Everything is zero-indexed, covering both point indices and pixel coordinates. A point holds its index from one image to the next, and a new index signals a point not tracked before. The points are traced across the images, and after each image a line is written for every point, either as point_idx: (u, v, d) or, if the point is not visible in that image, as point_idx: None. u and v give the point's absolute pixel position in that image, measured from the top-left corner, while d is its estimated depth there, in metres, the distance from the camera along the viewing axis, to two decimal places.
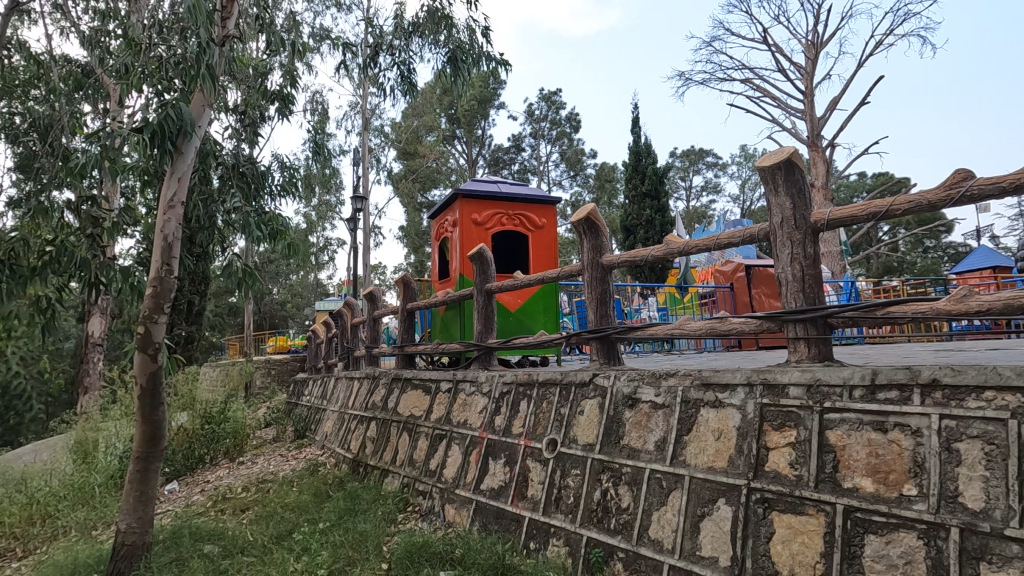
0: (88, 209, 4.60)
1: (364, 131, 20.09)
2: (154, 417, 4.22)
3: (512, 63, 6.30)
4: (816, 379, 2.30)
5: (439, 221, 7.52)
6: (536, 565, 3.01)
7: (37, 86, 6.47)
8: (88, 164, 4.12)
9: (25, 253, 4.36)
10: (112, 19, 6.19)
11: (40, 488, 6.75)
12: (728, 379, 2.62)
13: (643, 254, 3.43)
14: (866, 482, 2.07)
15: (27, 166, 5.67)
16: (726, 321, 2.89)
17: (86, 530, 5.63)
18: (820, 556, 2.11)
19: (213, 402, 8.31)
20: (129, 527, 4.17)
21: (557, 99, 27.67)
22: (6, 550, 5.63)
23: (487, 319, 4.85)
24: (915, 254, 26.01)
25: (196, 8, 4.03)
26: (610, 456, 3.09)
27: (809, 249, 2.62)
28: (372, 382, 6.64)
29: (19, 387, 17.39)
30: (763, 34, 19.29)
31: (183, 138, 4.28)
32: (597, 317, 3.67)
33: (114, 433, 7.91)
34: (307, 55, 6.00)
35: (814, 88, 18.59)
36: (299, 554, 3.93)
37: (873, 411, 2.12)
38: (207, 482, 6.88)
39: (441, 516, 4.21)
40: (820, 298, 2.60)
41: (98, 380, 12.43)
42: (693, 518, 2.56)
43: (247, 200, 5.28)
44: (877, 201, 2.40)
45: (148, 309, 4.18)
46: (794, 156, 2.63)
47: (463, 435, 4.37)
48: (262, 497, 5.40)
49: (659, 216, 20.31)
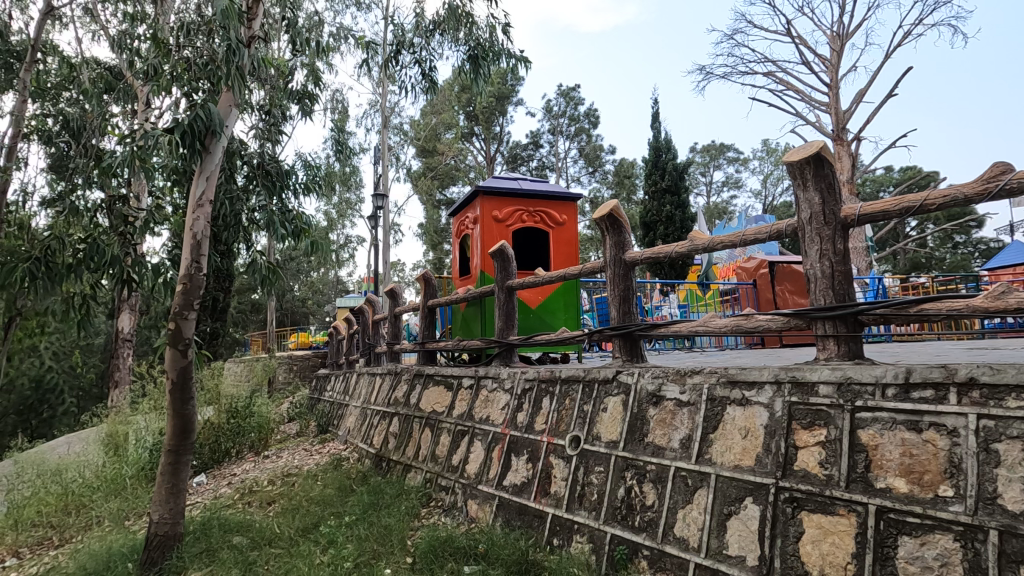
0: (120, 206, 4.72)
1: (384, 129, 20.26)
2: (184, 411, 4.31)
3: (532, 60, 6.26)
4: (847, 378, 2.26)
5: (460, 219, 7.55)
6: (560, 561, 3.02)
7: (68, 89, 6.67)
8: (119, 163, 4.22)
9: (62, 250, 4.51)
10: (140, 22, 6.33)
11: (74, 479, 6.98)
12: (755, 377, 2.60)
13: (665, 250, 3.38)
14: (900, 482, 2.04)
15: (60, 165, 5.85)
16: (751, 318, 2.84)
17: (119, 520, 5.79)
18: (851, 556, 2.08)
19: (238, 398, 8.46)
20: (161, 518, 4.29)
21: (575, 95, 27.56)
22: (43, 539, 5.84)
23: (508, 316, 4.84)
24: (944, 250, 25.38)
25: (228, 11, 4.15)
26: (634, 453, 3.08)
27: (838, 245, 2.57)
28: (394, 378, 6.69)
29: (52, 379, 18.00)
30: (786, 26, 19.03)
31: (212, 138, 4.37)
32: (620, 313, 3.64)
33: (143, 426, 8.12)
34: (329, 53, 6.06)
35: (839, 81, 18.27)
36: (326, 546, 3.97)
37: (906, 410, 2.08)
38: (233, 475, 7.02)
39: (464, 511, 4.24)
40: (850, 294, 2.54)
41: (128, 375, 12.75)
42: (719, 517, 2.53)
43: (272, 198, 5.36)
44: (910, 196, 2.34)
45: (178, 306, 4.28)
46: (824, 150, 2.59)
47: (486, 431, 4.40)
48: (288, 490, 5.49)
49: (679, 212, 20.15)
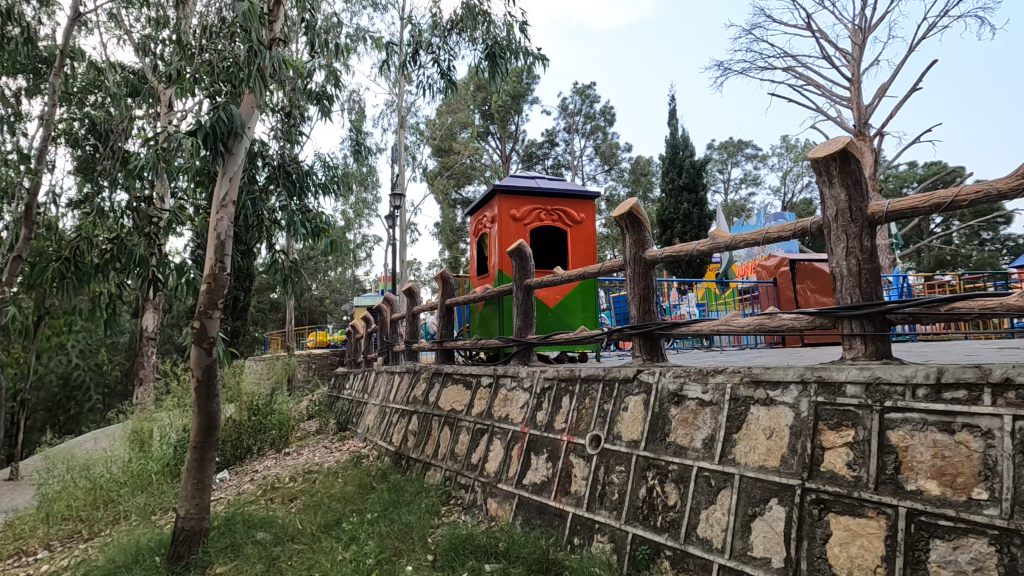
0: (145, 208, 4.81)
1: (401, 129, 20.37)
2: (209, 408, 4.38)
3: (549, 58, 6.23)
4: (875, 378, 2.23)
5: (478, 218, 7.56)
6: (581, 561, 3.00)
7: (95, 93, 6.80)
8: (145, 166, 4.32)
9: (90, 251, 4.67)
10: (163, 27, 6.43)
11: (102, 473, 7.15)
12: (780, 377, 2.57)
13: (686, 249, 3.35)
14: (931, 484, 2.00)
15: (87, 168, 5.98)
16: (775, 317, 2.81)
17: (146, 515, 5.91)
18: (881, 560, 2.04)
19: (259, 395, 8.59)
20: (187, 512, 4.36)
21: (591, 92, 27.45)
22: (74, 532, 6.00)
23: (526, 315, 4.84)
24: (970, 247, 24.77)
25: (249, 13, 4.22)
26: (655, 453, 3.06)
27: (865, 242, 2.52)
28: (412, 376, 6.72)
29: (78, 377, 18.51)
30: (807, 20, 18.69)
31: (234, 139, 4.43)
32: (640, 312, 3.61)
33: (167, 423, 8.28)
34: (347, 53, 6.10)
35: (861, 74, 17.89)
36: (347, 543, 4.01)
37: (938, 411, 2.03)
38: (255, 472, 7.13)
39: (484, 509, 4.25)
40: (877, 293, 2.49)
41: (152, 373, 13.01)
42: (743, 518, 2.51)
43: (292, 199, 5.42)
44: (940, 192, 2.29)
45: (203, 305, 4.36)
46: (851, 145, 2.54)
47: (505, 429, 4.40)
48: (309, 487, 5.55)
49: (696, 210, 19.95)
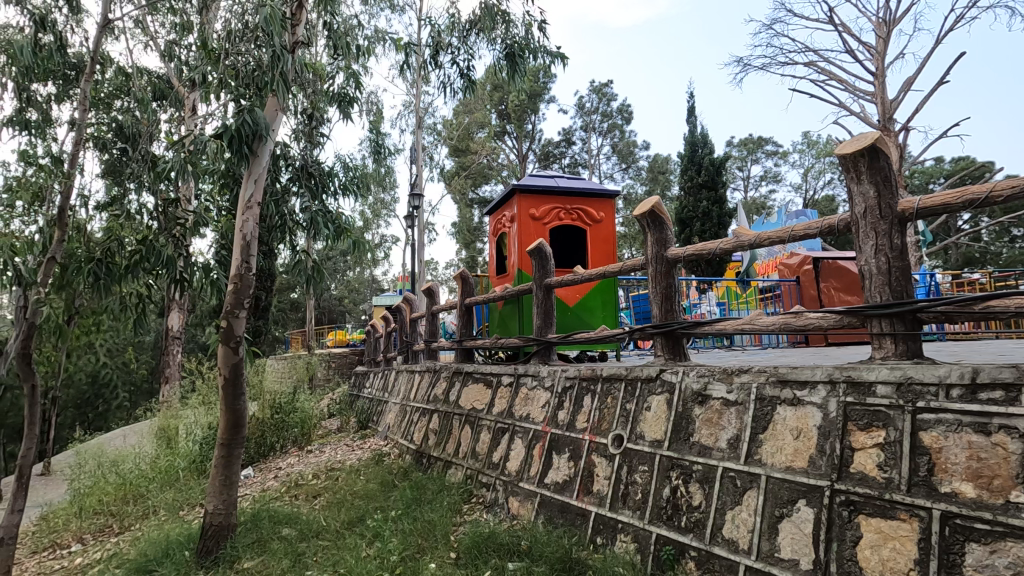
0: (172, 210, 4.90)
1: (418, 130, 20.47)
2: (236, 406, 4.46)
3: (569, 56, 6.21)
4: (907, 378, 2.19)
5: (497, 218, 7.58)
6: (605, 561, 3.00)
7: (122, 97, 6.95)
8: (173, 169, 4.42)
9: (120, 252, 4.79)
10: (187, 31, 6.55)
11: (131, 469, 7.34)
12: (807, 377, 2.53)
13: (708, 248, 3.31)
14: (967, 487, 1.95)
15: (115, 171, 6.12)
16: (801, 316, 2.77)
17: (174, 510, 6.04)
18: (914, 563, 2.00)
19: (281, 394, 8.72)
20: (215, 508, 4.45)
21: (608, 91, 27.33)
22: (105, 527, 6.17)
23: (546, 314, 4.83)
24: (1001, 244, 24.09)
25: (272, 18, 4.29)
26: (679, 453, 3.04)
27: (895, 240, 2.47)
28: (433, 375, 6.76)
29: (106, 376, 19.04)
30: (829, 14, 18.34)
31: (259, 142, 4.51)
32: (662, 311, 3.58)
33: (193, 421, 8.44)
34: (366, 54, 6.14)
35: (885, 68, 17.51)
36: (371, 540, 4.06)
37: (974, 411, 1.99)
38: (279, 469, 7.24)
39: (505, 508, 4.26)
40: (907, 291, 2.44)
41: (178, 371, 13.29)
42: (770, 519, 2.48)
43: (315, 200, 5.50)
44: (975, 187, 2.23)
45: (230, 305, 4.44)
46: (879, 141, 2.50)
47: (527, 428, 4.40)
48: (332, 484, 5.63)
49: (716, 208, 19.72)
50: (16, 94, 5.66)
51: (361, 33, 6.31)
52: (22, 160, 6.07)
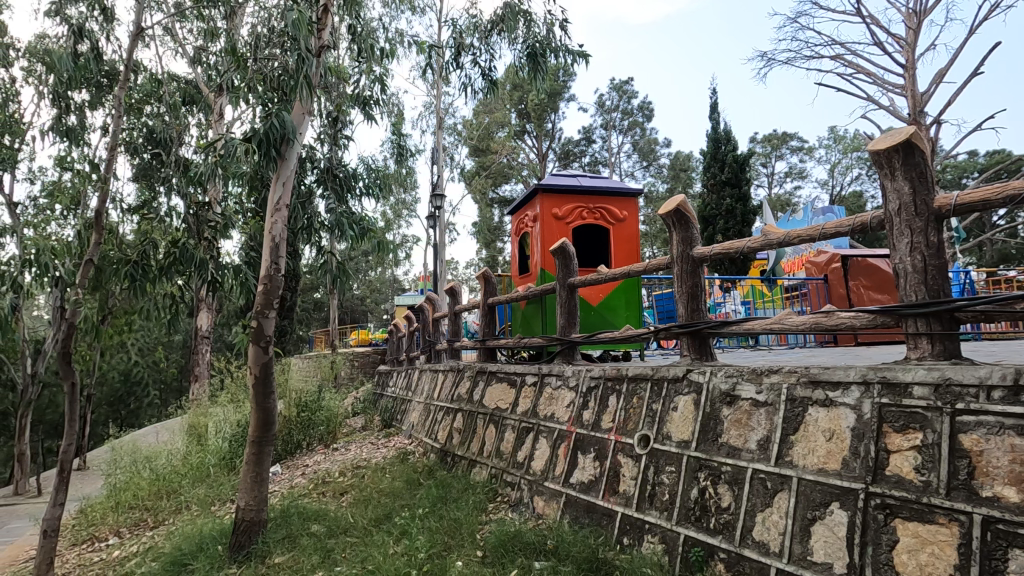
0: (203, 213, 5.02)
1: (439, 130, 20.55)
2: (266, 404, 4.55)
3: (591, 54, 6.18)
4: (946, 378, 2.13)
5: (520, 217, 7.58)
6: (632, 561, 2.98)
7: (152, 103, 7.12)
8: (203, 172, 4.53)
9: (154, 255, 4.92)
10: (215, 36, 6.68)
11: (164, 465, 7.53)
12: (840, 377, 2.49)
13: (737, 246, 3.26)
14: (1010, 491, 1.90)
15: (147, 174, 6.28)
16: (833, 316, 2.73)
17: (206, 505, 6.19)
18: (953, 568, 1.96)
19: (307, 392, 8.87)
20: (247, 504, 4.55)
21: (628, 88, 27.13)
22: (140, 520, 6.36)
23: (570, 313, 4.81)
24: None
25: (298, 22, 4.35)
26: (708, 453, 3.01)
27: (931, 237, 2.41)
28: (456, 374, 6.80)
29: (138, 374, 19.58)
30: (857, 5, 17.89)
31: (286, 145, 4.59)
32: (688, 311, 3.55)
33: (222, 419, 8.63)
34: (389, 56, 6.20)
35: (916, 61, 17.07)
36: (398, 537, 4.11)
37: (1016, 413, 1.93)
38: (306, 466, 7.37)
39: (531, 507, 4.26)
40: (944, 290, 2.38)
41: (206, 370, 13.61)
42: (802, 522, 2.45)
43: (340, 201, 5.59)
44: (1016, 182, 2.15)
45: (260, 306, 4.53)
46: (914, 137, 2.44)
47: (551, 428, 4.41)
48: (358, 482, 5.71)
49: (740, 205, 19.42)
50: (54, 102, 5.85)
51: (383, 37, 6.38)
52: (60, 165, 6.29)
